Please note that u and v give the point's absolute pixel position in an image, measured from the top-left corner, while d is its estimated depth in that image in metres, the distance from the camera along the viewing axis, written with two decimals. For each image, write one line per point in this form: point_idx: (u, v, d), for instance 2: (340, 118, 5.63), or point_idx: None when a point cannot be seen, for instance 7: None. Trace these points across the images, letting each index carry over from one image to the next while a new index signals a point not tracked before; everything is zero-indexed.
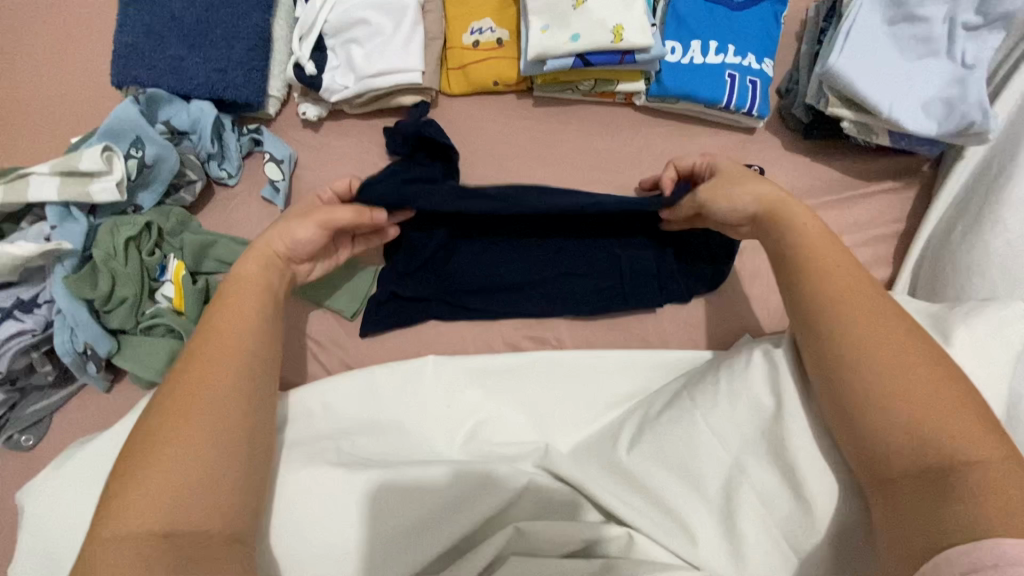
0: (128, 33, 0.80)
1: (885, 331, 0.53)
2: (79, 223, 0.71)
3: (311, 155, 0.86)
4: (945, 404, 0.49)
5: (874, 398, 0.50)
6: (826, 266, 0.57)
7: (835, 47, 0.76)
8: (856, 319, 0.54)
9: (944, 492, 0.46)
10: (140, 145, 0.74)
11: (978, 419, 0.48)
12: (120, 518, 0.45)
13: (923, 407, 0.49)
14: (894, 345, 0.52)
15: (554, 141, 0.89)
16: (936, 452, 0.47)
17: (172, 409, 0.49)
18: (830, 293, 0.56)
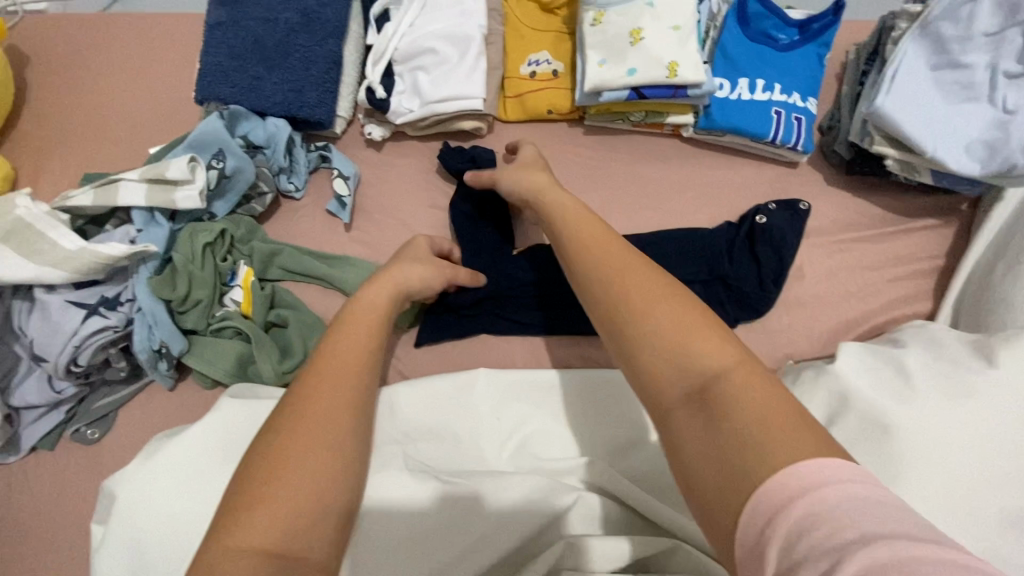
0: (214, 54, 0.86)
1: (629, 267, 0.49)
2: (162, 228, 0.76)
3: (374, 173, 0.90)
4: (720, 362, 0.41)
5: (644, 374, 0.43)
6: (613, 260, 0.50)
7: (881, 89, 0.80)
8: (608, 264, 0.50)
9: (714, 415, 0.39)
10: (222, 157, 0.79)
11: (714, 334, 0.43)
12: (242, 529, 0.44)
13: (655, 338, 0.43)
14: (641, 286, 0.46)
15: (604, 168, 0.93)
16: (694, 378, 0.41)
17: (290, 427, 0.50)
18: (591, 245, 0.53)
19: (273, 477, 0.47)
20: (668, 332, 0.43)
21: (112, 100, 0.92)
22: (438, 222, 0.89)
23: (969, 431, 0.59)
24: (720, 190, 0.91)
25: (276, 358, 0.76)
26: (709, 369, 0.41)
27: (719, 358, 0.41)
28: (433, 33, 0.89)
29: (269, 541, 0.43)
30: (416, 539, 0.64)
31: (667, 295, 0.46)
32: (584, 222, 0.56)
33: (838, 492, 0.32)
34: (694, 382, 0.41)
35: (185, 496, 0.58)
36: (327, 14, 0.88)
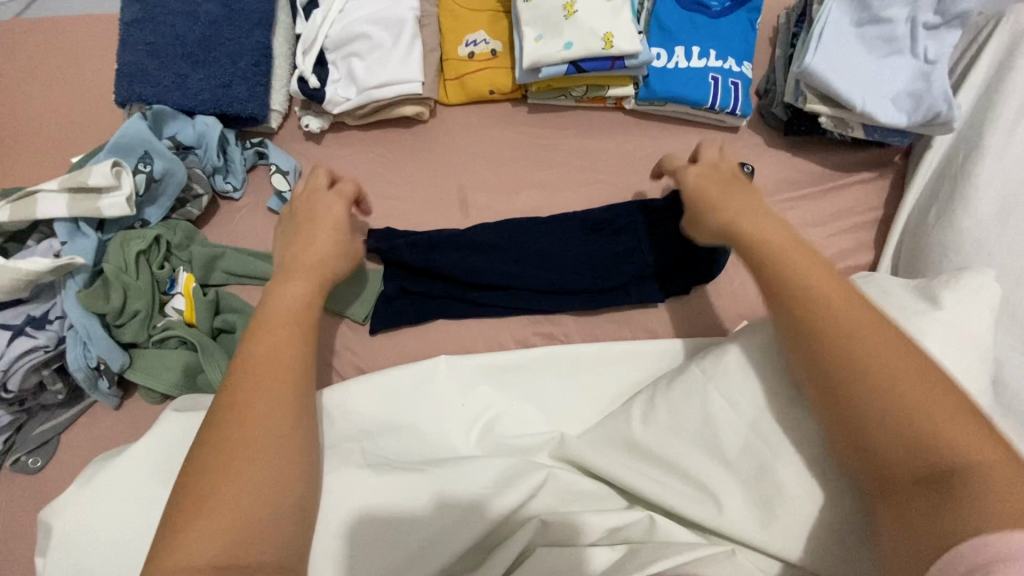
0: (132, 53, 0.81)
1: (879, 338, 0.50)
2: (89, 239, 0.72)
3: (315, 166, 0.88)
4: (937, 444, 0.45)
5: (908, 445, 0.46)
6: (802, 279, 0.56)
7: (810, 48, 0.82)
8: (857, 333, 0.51)
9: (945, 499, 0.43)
10: (148, 160, 0.75)
11: (969, 418, 0.46)
12: (191, 532, 0.44)
13: (905, 406, 0.47)
14: (889, 355, 0.49)
15: (550, 146, 0.92)
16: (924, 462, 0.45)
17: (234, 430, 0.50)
18: (819, 305, 0.53)
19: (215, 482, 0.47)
20: (850, 353, 0.50)
21: (22, 109, 0.86)
22: (386, 213, 0.87)
23: None
24: (665, 160, 0.92)
25: (226, 365, 0.73)
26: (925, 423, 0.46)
27: (911, 384, 0.48)
28: (365, 18, 0.87)
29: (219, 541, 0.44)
30: (387, 541, 0.62)
31: (867, 318, 0.52)
32: (794, 253, 0.57)
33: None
34: (926, 469, 0.45)
35: (138, 516, 0.56)
36: (251, 5, 0.85)
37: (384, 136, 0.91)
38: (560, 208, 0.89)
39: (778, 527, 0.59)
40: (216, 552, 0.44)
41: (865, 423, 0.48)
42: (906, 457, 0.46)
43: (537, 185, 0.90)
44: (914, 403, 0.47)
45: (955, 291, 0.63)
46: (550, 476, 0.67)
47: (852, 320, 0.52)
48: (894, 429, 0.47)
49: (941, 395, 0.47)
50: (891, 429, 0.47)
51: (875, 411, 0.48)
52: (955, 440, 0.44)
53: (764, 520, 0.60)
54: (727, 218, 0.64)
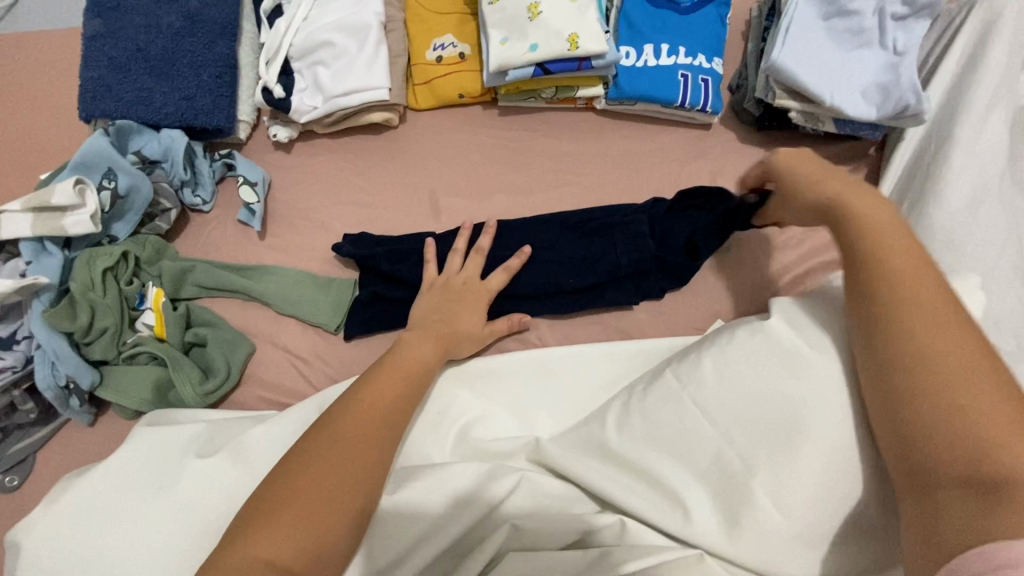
0: (94, 68, 0.81)
1: (947, 331, 0.47)
2: (55, 257, 0.72)
3: (285, 176, 0.87)
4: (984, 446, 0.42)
5: (951, 437, 0.43)
6: (890, 263, 0.52)
7: (777, 43, 0.81)
8: (920, 318, 0.48)
9: (986, 502, 0.40)
10: (112, 176, 0.75)
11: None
12: (257, 542, 0.48)
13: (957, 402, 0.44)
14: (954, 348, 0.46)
15: (521, 149, 0.92)
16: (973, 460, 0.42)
17: (314, 452, 0.53)
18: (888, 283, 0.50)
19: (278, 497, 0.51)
20: (917, 341, 0.47)
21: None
22: (357, 220, 0.86)
23: None
24: (637, 159, 0.91)
25: (197, 379, 0.74)
26: (977, 419, 0.43)
27: (967, 383, 0.44)
28: (329, 26, 0.86)
29: (286, 549, 0.48)
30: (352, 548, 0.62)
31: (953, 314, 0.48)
32: (879, 227, 0.54)
33: None
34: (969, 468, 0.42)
35: (104, 534, 0.56)
36: (213, 16, 0.84)
37: (354, 143, 0.90)
38: (532, 211, 0.88)
39: (750, 541, 0.58)
40: (289, 559, 0.48)
41: (907, 408, 0.46)
42: (953, 452, 0.43)
43: (509, 187, 0.89)
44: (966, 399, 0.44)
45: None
46: (523, 480, 0.67)
47: (927, 302, 0.49)
48: (935, 420, 0.44)
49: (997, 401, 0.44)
50: (938, 420, 0.44)
51: (933, 399, 0.45)
52: (1018, 454, 0.41)
53: (733, 531, 0.59)
54: (835, 193, 0.58)
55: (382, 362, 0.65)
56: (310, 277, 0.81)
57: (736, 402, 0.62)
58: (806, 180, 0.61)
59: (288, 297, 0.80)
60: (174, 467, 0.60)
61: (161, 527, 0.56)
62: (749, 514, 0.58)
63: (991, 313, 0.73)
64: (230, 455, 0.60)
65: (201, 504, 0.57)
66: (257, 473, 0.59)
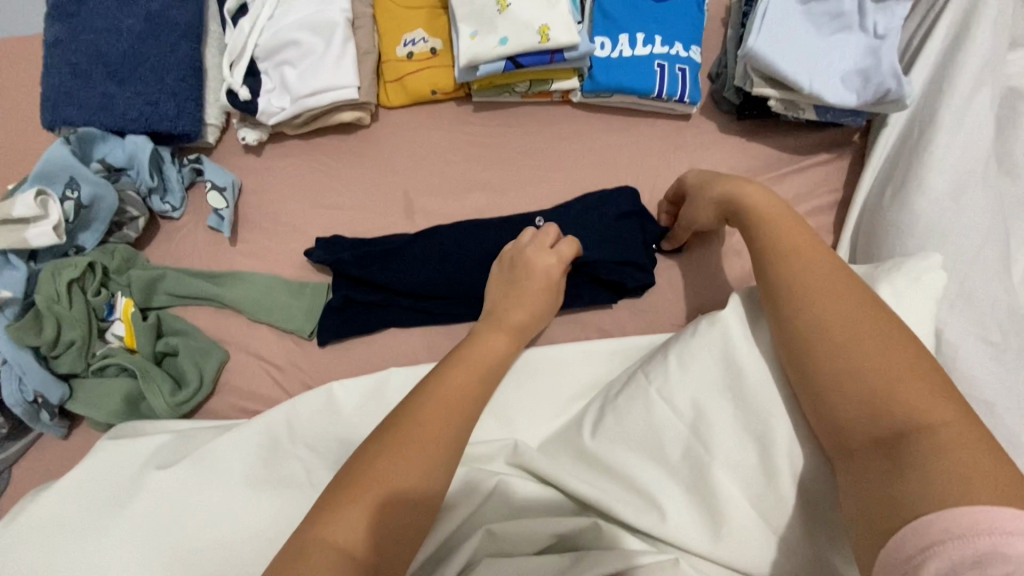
0: (55, 75, 0.79)
1: (836, 305, 0.53)
2: (18, 270, 0.71)
3: (256, 179, 0.86)
4: (898, 408, 0.47)
5: (861, 401, 0.48)
6: (786, 250, 0.58)
7: (753, 29, 0.79)
8: (813, 297, 0.54)
9: (899, 464, 0.45)
10: (75, 185, 0.74)
11: (934, 386, 0.47)
12: (331, 525, 0.46)
13: (860, 369, 0.49)
14: (844, 319, 0.52)
15: (496, 145, 0.90)
16: (887, 426, 0.47)
17: (403, 430, 0.53)
18: (783, 270, 0.57)
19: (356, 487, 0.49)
20: (820, 320, 0.53)
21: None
22: (330, 222, 0.84)
23: None
24: (615, 153, 0.90)
25: (169, 390, 0.73)
26: (880, 383, 0.48)
27: (863, 350, 0.50)
28: (295, 24, 0.84)
29: (357, 536, 0.46)
30: None
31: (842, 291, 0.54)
32: (779, 221, 0.61)
33: (989, 546, 0.37)
34: (887, 435, 0.47)
35: (61, 549, 0.55)
36: (175, 17, 0.82)
37: (326, 144, 0.88)
38: (509, 209, 0.87)
39: (727, 540, 0.57)
40: (362, 543, 0.46)
41: (819, 382, 0.51)
42: (865, 421, 0.48)
43: (485, 185, 0.88)
44: (859, 365, 0.50)
45: (897, 286, 0.61)
46: (500, 483, 0.66)
47: (825, 282, 0.55)
48: (847, 388, 0.49)
49: (897, 362, 0.49)
50: (846, 388, 0.49)
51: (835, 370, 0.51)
52: (910, 404, 0.47)
53: (716, 534, 0.58)
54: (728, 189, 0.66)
55: (452, 355, 0.63)
56: (281, 280, 0.80)
57: (705, 399, 0.61)
58: (720, 186, 0.67)
59: (260, 304, 0.78)
60: (135, 480, 0.60)
61: (119, 542, 0.55)
62: (724, 514, 0.58)
63: (974, 300, 0.71)
64: (196, 470, 0.60)
65: (159, 520, 0.57)
66: (223, 488, 0.59)
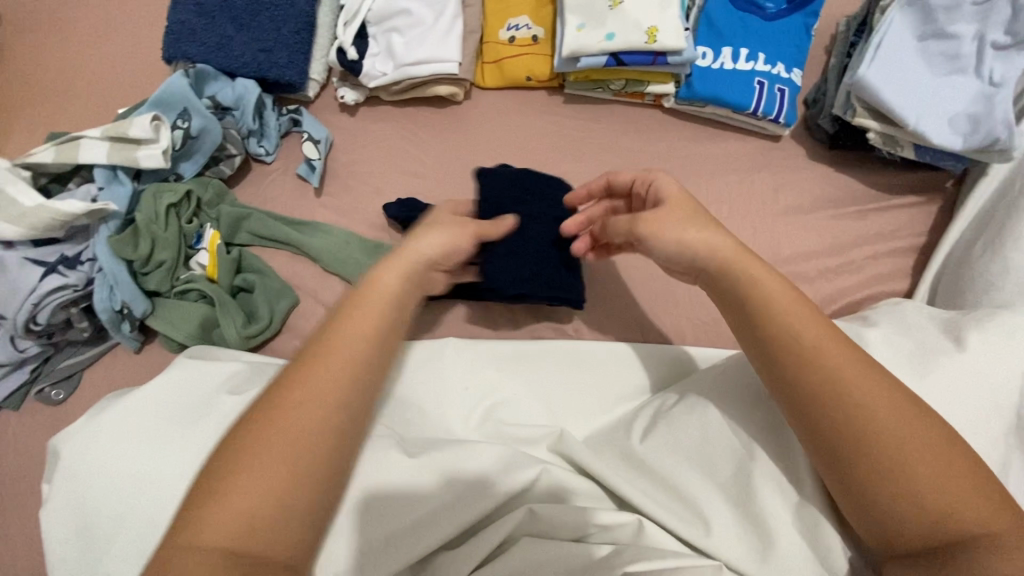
0: (181, 11, 0.83)
1: (878, 399, 0.49)
2: (124, 186, 0.75)
3: (348, 137, 0.89)
4: (969, 515, 0.45)
5: (912, 508, 0.46)
6: (805, 335, 0.52)
7: (865, 58, 0.78)
8: (855, 394, 0.49)
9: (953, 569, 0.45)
10: (186, 116, 0.78)
11: (982, 483, 0.47)
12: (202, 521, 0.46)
13: (916, 472, 0.47)
14: (889, 416, 0.48)
15: (582, 137, 0.90)
16: (950, 535, 0.45)
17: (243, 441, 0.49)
18: (814, 360, 0.51)
19: (226, 488, 0.47)
20: (866, 419, 0.48)
21: (93, 70, 0.94)
22: (412, 189, 0.86)
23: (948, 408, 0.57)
24: (700, 164, 0.89)
25: (241, 322, 0.76)
26: (938, 488, 0.46)
27: (916, 453, 0.47)
28: None
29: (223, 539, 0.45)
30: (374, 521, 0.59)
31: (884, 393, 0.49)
32: (784, 296, 0.54)
33: None
34: (944, 541, 0.46)
35: (129, 453, 0.58)
36: None
37: (418, 114, 0.91)
38: None
39: (772, 562, 0.56)
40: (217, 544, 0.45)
41: (869, 485, 0.48)
42: (921, 527, 0.46)
43: (565, 175, 0.89)
44: (917, 470, 0.47)
45: (984, 332, 0.61)
46: (543, 472, 0.64)
47: (861, 376, 0.50)
48: (904, 495, 0.47)
49: (946, 462, 0.47)
50: (903, 496, 0.47)
51: (895, 484, 0.47)
52: (968, 510, 0.46)
53: (762, 554, 0.57)
54: (709, 243, 0.57)
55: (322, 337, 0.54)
56: (357, 236, 0.82)
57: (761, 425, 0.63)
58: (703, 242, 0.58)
59: (334, 255, 0.80)
60: (205, 402, 0.62)
61: (186, 456, 0.57)
62: (771, 533, 0.57)
63: None
64: None
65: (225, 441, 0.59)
66: None
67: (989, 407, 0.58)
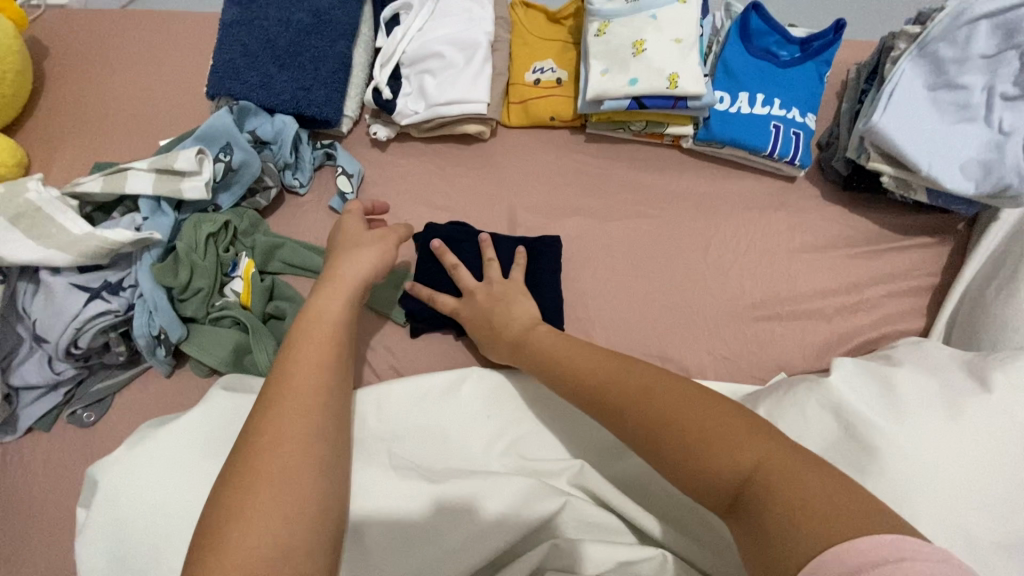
0: (226, 51, 0.87)
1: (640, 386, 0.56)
2: (167, 216, 0.78)
3: (379, 170, 0.92)
4: (749, 460, 0.47)
5: (699, 466, 0.49)
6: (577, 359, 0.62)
7: (878, 107, 0.81)
8: (619, 390, 0.56)
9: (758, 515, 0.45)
10: (229, 150, 0.81)
11: (748, 425, 0.50)
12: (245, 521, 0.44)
13: (681, 433, 0.51)
14: (650, 394, 0.55)
15: (604, 175, 0.94)
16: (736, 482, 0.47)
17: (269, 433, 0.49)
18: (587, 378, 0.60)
19: (246, 502, 0.45)
20: (634, 411, 0.54)
21: (138, 103, 0.99)
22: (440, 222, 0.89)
23: (976, 451, 0.59)
24: (718, 202, 0.92)
25: (273, 349, 0.77)
26: (708, 440, 0.49)
27: (682, 418, 0.52)
28: (442, 38, 0.91)
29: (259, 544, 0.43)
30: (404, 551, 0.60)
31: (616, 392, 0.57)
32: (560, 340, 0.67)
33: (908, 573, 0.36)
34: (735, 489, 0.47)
35: (173, 484, 0.59)
36: (338, 16, 0.90)
37: (446, 150, 0.94)
38: (607, 236, 0.90)
39: None
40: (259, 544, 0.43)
41: (667, 464, 0.51)
42: (719, 486, 0.48)
43: (587, 211, 0.91)
44: (687, 432, 0.51)
45: (1008, 372, 0.63)
46: (566, 505, 0.64)
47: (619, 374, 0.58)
48: (687, 456, 0.50)
49: (713, 416, 0.51)
50: (685, 461, 0.50)
51: (678, 448, 0.50)
52: (724, 458, 0.48)
53: None
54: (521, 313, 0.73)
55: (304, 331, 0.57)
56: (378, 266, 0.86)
57: None
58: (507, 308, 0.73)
59: None
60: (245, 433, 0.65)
61: None
62: None
63: None
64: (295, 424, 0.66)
65: None
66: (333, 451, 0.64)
67: (1015, 446, 0.59)
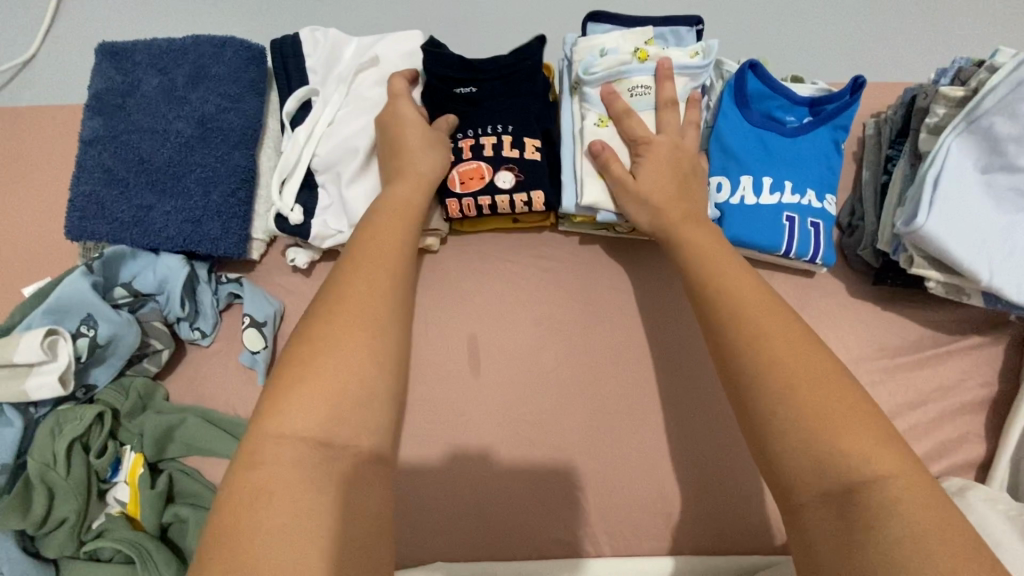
0: (86, 180, 0.68)
1: (778, 325, 0.46)
2: (12, 425, 0.61)
3: (297, 307, 0.72)
4: (879, 462, 0.38)
5: (802, 436, 0.40)
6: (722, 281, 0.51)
7: (920, 202, 0.64)
8: (751, 314, 0.47)
9: (852, 522, 0.37)
10: (91, 322, 0.64)
11: (876, 427, 0.40)
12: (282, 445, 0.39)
13: (797, 394, 0.41)
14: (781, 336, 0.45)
15: (584, 287, 0.75)
16: (840, 476, 0.38)
17: (330, 334, 0.44)
18: (724, 301, 0.50)
19: (284, 403, 0.41)
20: (762, 356, 0.44)
21: None
22: None
23: None
24: None
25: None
26: (829, 415, 0.40)
27: (808, 383, 0.42)
28: (364, 135, 0.70)
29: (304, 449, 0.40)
30: None
31: (772, 314, 0.47)
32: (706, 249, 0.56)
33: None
34: (838, 483, 0.38)
35: None
36: (229, 118, 0.70)
37: None
38: (593, 370, 0.73)
39: None
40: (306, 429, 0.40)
41: (765, 419, 0.42)
42: (812, 466, 0.39)
43: (566, 338, 0.74)
44: (806, 394, 0.41)
45: None
46: None
47: (767, 315, 0.47)
48: (796, 421, 0.41)
49: (838, 393, 0.41)
50: (789, 424, 0.41)
51: (785, 414, 0.41)
52: (848, 444, 0.38)
53: None
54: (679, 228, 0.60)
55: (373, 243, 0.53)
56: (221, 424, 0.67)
57: None
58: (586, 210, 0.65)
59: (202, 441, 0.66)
60: None
61: None
62: None
63: None
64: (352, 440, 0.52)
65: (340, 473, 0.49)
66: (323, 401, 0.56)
67: None
